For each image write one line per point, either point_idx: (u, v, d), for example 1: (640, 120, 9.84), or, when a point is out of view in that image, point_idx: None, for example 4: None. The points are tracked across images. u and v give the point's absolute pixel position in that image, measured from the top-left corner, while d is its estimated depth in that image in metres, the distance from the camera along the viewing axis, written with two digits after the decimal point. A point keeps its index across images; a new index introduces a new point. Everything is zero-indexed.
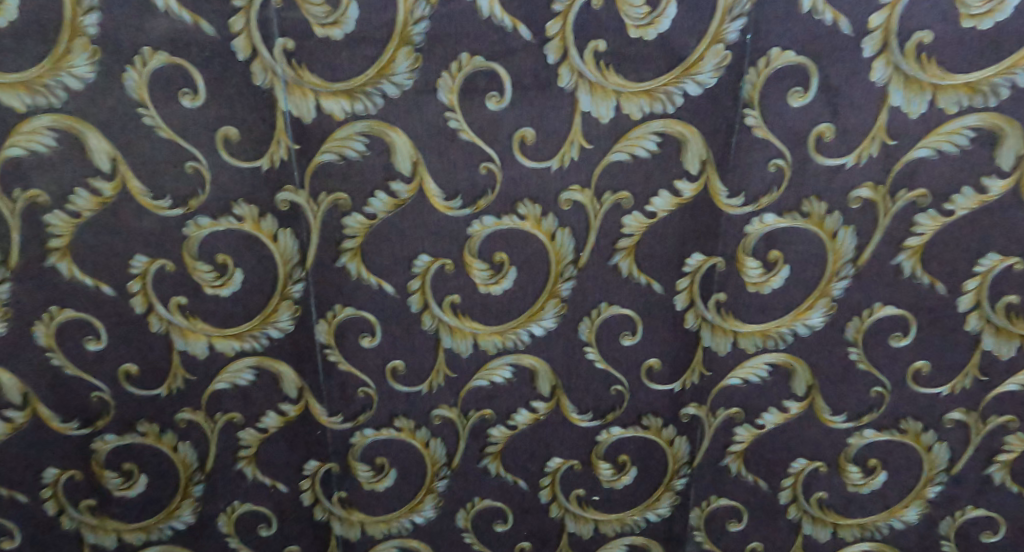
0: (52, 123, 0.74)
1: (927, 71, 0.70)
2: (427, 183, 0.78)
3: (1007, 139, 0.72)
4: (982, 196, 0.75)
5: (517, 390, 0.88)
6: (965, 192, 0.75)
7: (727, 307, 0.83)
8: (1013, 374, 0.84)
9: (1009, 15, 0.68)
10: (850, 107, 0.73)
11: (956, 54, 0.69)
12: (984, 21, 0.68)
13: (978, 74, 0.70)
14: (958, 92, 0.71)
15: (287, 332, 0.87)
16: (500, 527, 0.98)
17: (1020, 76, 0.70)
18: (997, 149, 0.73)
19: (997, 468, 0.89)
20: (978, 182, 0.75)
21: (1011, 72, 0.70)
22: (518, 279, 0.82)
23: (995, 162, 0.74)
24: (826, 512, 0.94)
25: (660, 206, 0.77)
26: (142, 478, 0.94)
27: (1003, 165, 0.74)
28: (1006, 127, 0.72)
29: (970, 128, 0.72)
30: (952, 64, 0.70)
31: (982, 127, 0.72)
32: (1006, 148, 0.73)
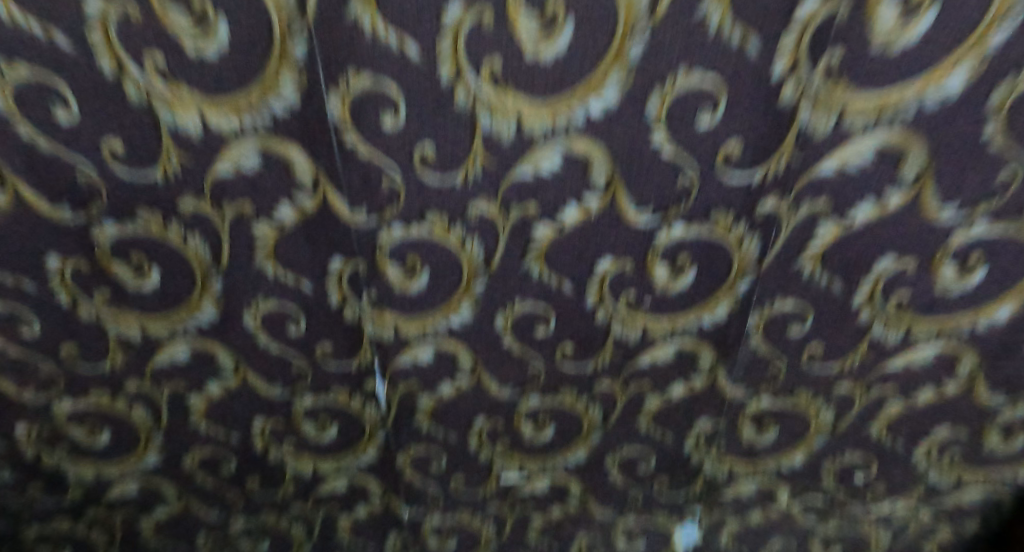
0: None
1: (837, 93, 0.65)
2: (333, 196, 0.76)
3: (912, 157, 0.68)
4: (881, 207, 0.73)
5: (440, 368, 0.95)
6: (865, 204, 0.73)
7: (636, 305, 0.86)
8: (896, 355, 0.87)
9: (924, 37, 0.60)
10: (761, 126, 0.68)
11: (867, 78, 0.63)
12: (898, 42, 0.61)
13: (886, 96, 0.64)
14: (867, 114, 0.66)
15: (213, 321, 0.89)
16: (436, 465, 1.11)
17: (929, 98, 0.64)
18: (901, 167, 0.69)
19: (875, 426, 0.96)
20: (880, 194, 0.72)
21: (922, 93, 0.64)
22: (431, 280, 0.84)
23: (897, 178, 0.70)
24: (723, 457, 1.05)
25: (569, 218, 0.77)
26: (105, 431, 1.03)
27: (905, 179, 0.70)
28: (912, 147, 0.68)
29: (875, 148, 0.68)
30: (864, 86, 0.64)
31: (889, 145, 0.68)
32: (910, 166, 0.69)
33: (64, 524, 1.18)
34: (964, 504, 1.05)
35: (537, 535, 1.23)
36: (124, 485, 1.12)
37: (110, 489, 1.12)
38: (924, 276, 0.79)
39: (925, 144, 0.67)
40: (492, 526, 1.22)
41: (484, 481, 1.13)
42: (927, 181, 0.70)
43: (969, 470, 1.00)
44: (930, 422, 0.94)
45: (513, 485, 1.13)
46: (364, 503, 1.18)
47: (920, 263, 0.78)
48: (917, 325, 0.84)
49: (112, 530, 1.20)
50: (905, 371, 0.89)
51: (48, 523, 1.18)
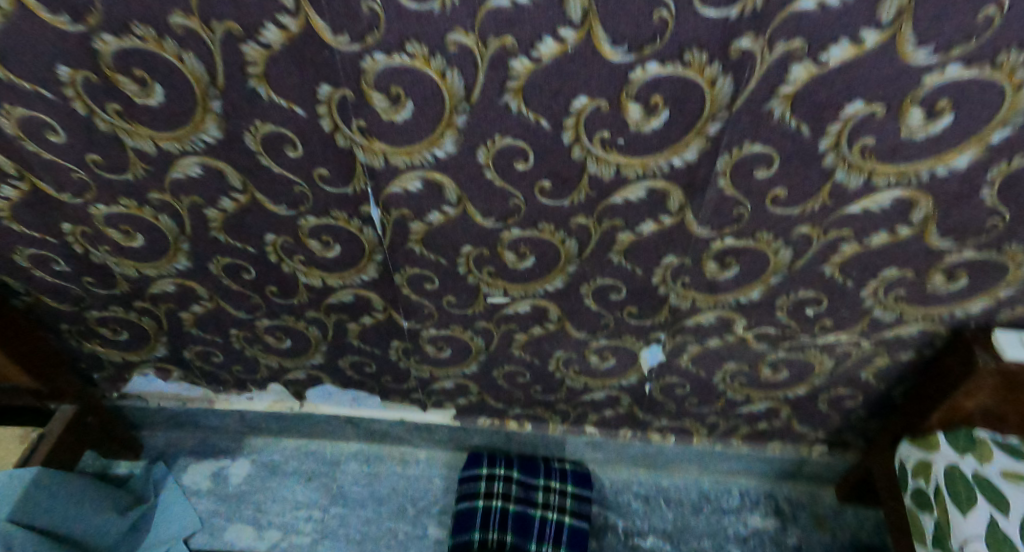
0: None
1: None
2: (315, 19, 0.79)
3: None
4: (857, 47, 0.74)
5: (429, 196, 1.03)
6: (841, 44, 0.74)
7: (610, 143, 0.90)
8: (858, 199, 0.91)
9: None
10: None
11: None
12: None
13: None
14: None
15: (217, 139, 0.96)
16: (430, 285, 1.24)
17: None
18: (880, 4, 0.69)
19: (829, 266, 1.03)
20: (856, 34, 0.73)
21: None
22: (415, 110, 0.88)
23: (876, 14, 0.70)
24: (688, 291, 1.15)
25: (545, 52, 0.79)
26: (138, 235, 1.15)
27: (883, 17, 0.71)
28: None
29: None
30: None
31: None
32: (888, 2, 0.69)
33: (119, 312, 1.35)
34: (902, 337, 1.14)
35: (520, 350, 1.40)
36: (162, 283, 1.27)
37: (152, 286, 1.28)
38: (891, 120, 0.80)
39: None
40: (481, 339, 1.38)
41: (471, 301, 1.27)
42: (904, 21, 0.71)
43: (911, 308, 1.07)
44: (879, 263, 1.00)
45: (499, 306, 1.27)
46: (369, 314, 1.34)
47: (889, 108, 0.79)
48: (879, 170, 0.86)
49: (159, 319, 1.37)
50: (863, 213, 0.93)
51: (105, 310, 1.35)
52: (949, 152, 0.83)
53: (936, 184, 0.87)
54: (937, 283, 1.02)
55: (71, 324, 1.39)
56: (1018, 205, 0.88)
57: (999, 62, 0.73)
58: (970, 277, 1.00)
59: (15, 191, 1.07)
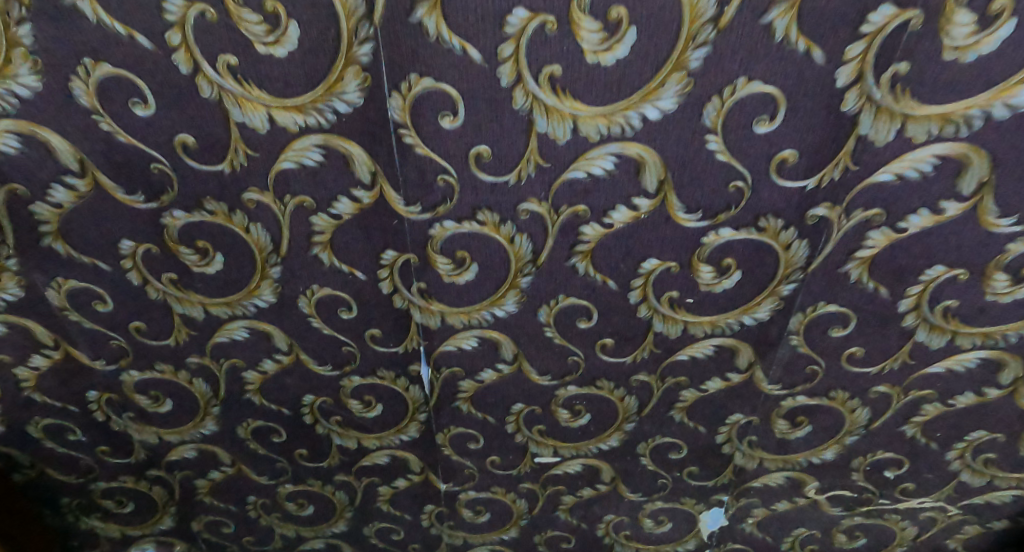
0: (15, 128, 0.72)
1: (900, 101, 0.63)
2: (388, 191, 0.78)
3: (972, 168, 0.66)
4: (937, 216, 0.71)
5: (482, 354, 0.99)
6: (920, 212, 0.71)
7: (678, 302, 0.87)
8: (940, 359, 0.87)
9: (997, 47, 0.58)
10: (810, 129, 0.67)
11: (934, 88, 0.61)
12: (968, 54, 0.59)
13: (954, 103, 0.62)
14: (929, 123, 0.64)
15: (271, 304, 0.93)
16: (473, 445, 1.16)
17: (997, 108, 0.62)
18: (961, 177, 0.67)
19: (909, 426, 0.97)
20: (935, 204, 0.70)
21: (989, 104, 0.62)
22: (479, 272, 0.87)
23: (955, 188, 0.68)
24: (755, 450, 1.08)
25: (617, 218, 0.79)
26: (168, 400, 1.10)
27: (964, 189, 0.68)
28: (975, 158, 0.66)
29: (936, 156, 0.66)
30: (929, 95, 0.62)
31: (949, 156, 0.66)
32: (969, 177, 0.67)
33: (127, 482, 1.28)
34: (994, 503, 1.07)
35: (566, 514, 1.29)
36: (183, 449, 1.21)
37: (170, 452, 1.21)
38: (974, 285, 0.77)
39: (989, 156, 0.65)
40: (524, 502, 1.28)
41: (517, 462, 1.19)
42: (985, 193, 0.68)
43: (1002, 473, 1.01)
44: (966, 424, 0.95)
45: (548, 466, 1.19)
46: (403, 477, 1.25)
47: (971, 272, 0.76)
48: (962, 331, 0.82)
49: (170, 488, 1.30)
50: (945, 373, 0.88)
51: (113, 481, 1.27)
52: None
53: None
54: None
55: (74, 496, 1.30)
56: None
57: None
58: None
59: (45, 359, 1.02)
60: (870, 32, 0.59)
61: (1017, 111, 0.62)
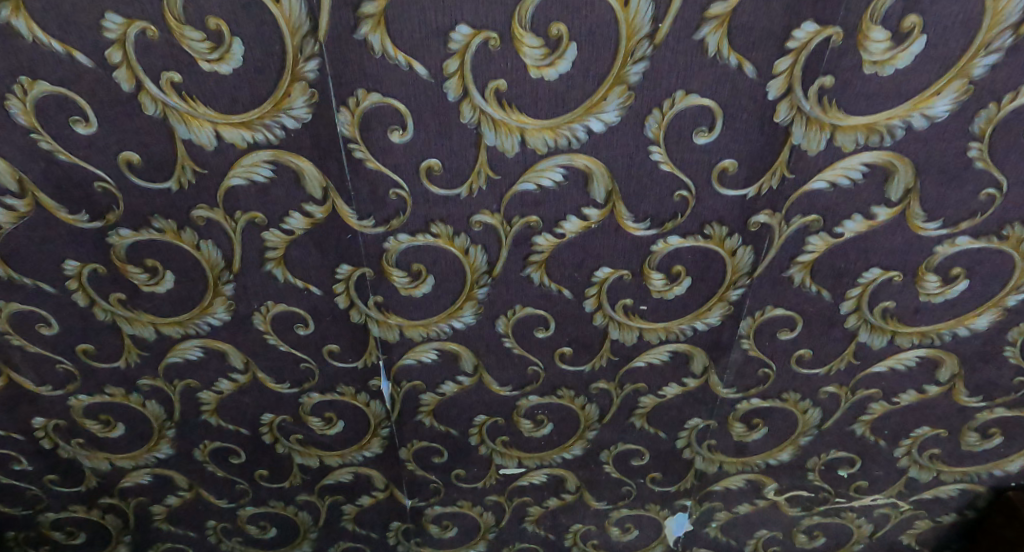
0: None
1: (828, 112, 0.66)
2: (340, 205, 0.79)
3: (898, 175, 0.70)
4: (870, 221, 0.74)
5: (442, 366, 0.99)
6: (854, 218, 0.74)
7: (632, 310, 0.89)
8: (883, 358, 0.90)
9: (912, 61, 0.61)
10: (747, 140, 0.70)
11: (858, 99, 0.64)
12: (886, 67, 0.62)
13: (877, 114, 0.65)
14: (856, 132, 0.67)
15: (224, 321, 0.93)
16: (438, 459, 1.16)
17: (916, 118, 0.65)
18: (888, 183, 0.71)
19: (858, 425, 1.00)
20: (867, 209, 0.73)
21: (909, 115, 0.65)
22: (435, 285, 0.88)
23: (884, 194, 0.72)
24: (715, 454, 1.10)
25: (569, 228, 0.80)
26: (120, 424, 1.08)
27: (892, 195, 0.72)
28: (900, 165, 0.69)
29: (865, 163, 0.69)
30: (855, 106, 0.65)
31: (876, 163, 0.69)
32: (896, 183, 0.70)
33: (79, 511, 1.25)
34: (942, 497, 1.10)
35: (533, 525, 1.29)
36: (137, 475, 1.19)
37: (123, 478, 1.19)
38: (908, 287, 0.80)
39: (912, 163, 0.69)
40: (491, 515, 1.27)
41: (482, 474, 1.19)
42: (912, 199, 0.72)
43: (947, 468, 1.04)
44: (911, 421, 0.98)
45: (513, 477, 1.19)
46: (368, 494, 1.24)
47: (905, 274, 0.79)
48: (900, 331, 0.86)
49: (125, 516, 1.27)
50: (888, 372, 0.91)
51: (63, 511, 1.25)
52: (969, 314, 0.82)
53: (959, 344, 0.86)
54: (970, 442, 0.99)
55: (23, 528, 1.28)
56: None
57: (1006, 234, 0.74)
58: (1003, 435, 0.98)
59: None
60: (796, 47, 0.62)
61: (934, 121, 0.65)
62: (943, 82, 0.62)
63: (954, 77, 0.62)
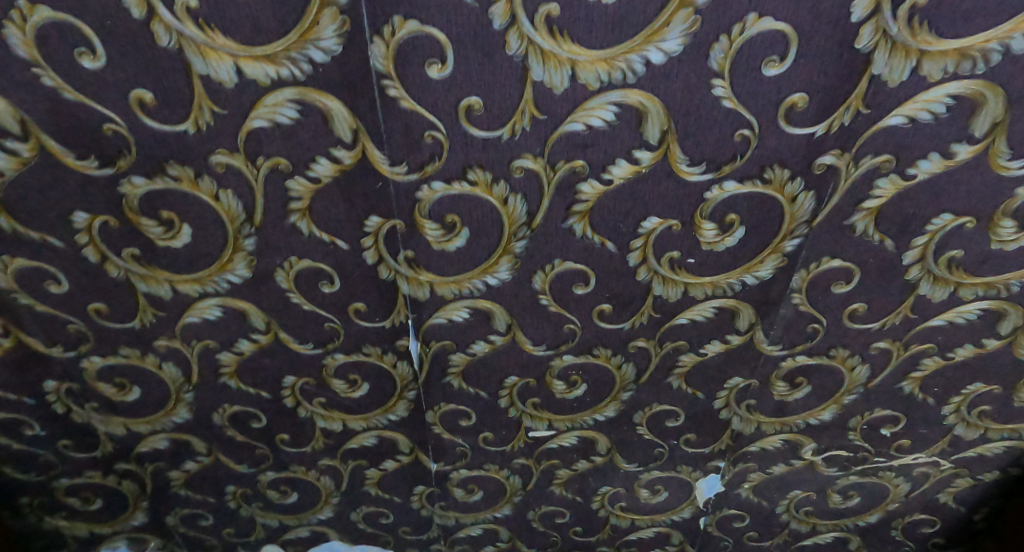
0: None
1: (916, 36, 0.60)
2: (372, 150, 0.73)
3: (985, 108, 0.64)
4: (947, 161, 0.69)
5: (473, 325, 0.95)
6: (930, 158, 0.69)
7: (679, 263, 0.84)
8: (943, 311, 0.85)
9: None
10: (821, 72, 0.64)
11: (951, 20, 0.58)
12: None
13: (971, 37, 0.59)
14: (945, 59, 0.61)
15: (245, 278, 0.87)
16: (465, 422, 1.12)
17: (1014, 40, 0.59)
18: (973, 117, 0.65)
19: (907, 383, 0.96)
20: (946, 148, 0.68)
21: (1007, 36, 0.59)
22: (470, 237, 0.82)
23: (967, 129, 0.66)
24: (754, 414, 1.06)
25: (617, 174, 0.74)
26: (136, 387, 1.05)
27: (975, 130, 0.66)
28: (988, 96, 0.63)
29: (950, 95, 0.63)
30: (946, 29, 0.59)
31: (963, 95, 0.63)
32: (982, 117, 0.65)
33: (95, 477, 1.23)
34: (985, 455, 1.07)
35: (561, 488, 1.26)
36: (153, 439, 1.16)
37: (140, 444, 1.16)
38: (980, 233, 0.75)
39: (1003, 93, 0.63)
40: (517, 479, 1.24)
41: (511, 437, 1.15)
42: (997, 134, 0.66)
43: (995, 425, 1.01)
44: (964, 378, 0.94)
45: (542, 439, 1.15)
46: (392, 458, 1.20)
47: (978, 219, 0.74)
48: (965, 282, 0.81)
49: (142, 482, 1.25)
50: (946, 325, 0.87)
51: (79, 477, 1.23)
52: None
53: None
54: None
55: (38, 494, 1.26)
56: None
57: None
58: None
59: None
60: None
61: None
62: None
63: None
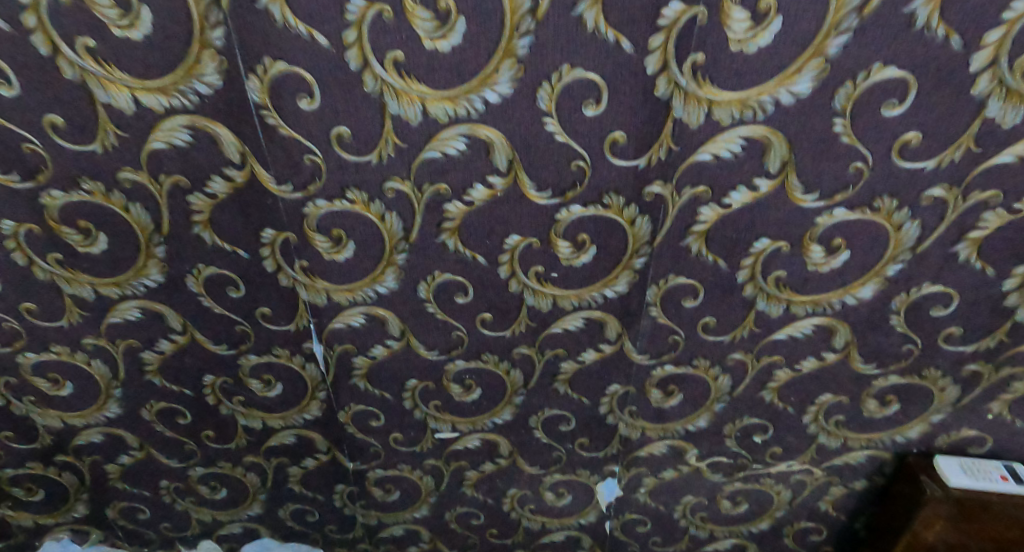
0: None
1: (702, 87, 0.70)
2: (259, 170, 0.83)
3: (773, 148, 0.74)
4: (753, 193, 0.79)
5: (370, 330, 1.04)
6: (739, 189, 0.79)
7: (545, 277, 0.94)
8: (782, 326, 0.95)
9: (772, 40, 0.66)
10: (633, 113, 0.74)
11: (727, 75, 0.69)
12: (749, 46, 0.67)
13: (747, 90, 0.70)
14: (731, 107, 0.71)
15: (160, 282, 0.97)
16: (375, 422, 1.21)
17: (783, 94, 0.69)
18: (766, 156, 0.75)
19: (766, 392, 1.05)
20: (750, 181, 0.78)
21: (776, 91, 0.69)
22: (356, 250, 0.92)
23: (764, 166, 0.76)
24: (637, 420, 1.15)
25: (476, 196, 0.85)
26: (67, 383, 1.13)
27: (770, 167, 0.76)
28: (774, 139, 0.73)
29: (743, 137, 0.74)
30: (726, 82, 0.70)
31: (753, 137, 0.74)
32: (772, 155, 0.75)
33: (36, 468, 1.31)
34: (851, 464, 1.16)
35: (472, 490, 1.35)
36: (88, 434, 1.24)
37: (76, 437, 1.25)
38: (796, 256, 0.85)
39: (785, 137, 0.73)
40: (430, 479, 1.33)
41: (419, 438, 1.24)
42: (789, 171, 0.76)
43: (853, 434, 1.10)
44: (814, 388, 1.03)
45: (448, 441, 1.24)
46: (311, 456, 1.29)
47: (792, 244, 0.84)
48: (794, 299, 0.90)
49: (80, 474, 1.33)
50: (788, 339, 0.96)
51: (22, 467, 1.31)
52: (854, 284, 0.87)
53: (849, 313, 0.91)
54: (871, 408, 1.05)
55: None
56: (928, 331, 0.92)
57: (877, 206, 0.78)
58: (901, 402, 1.03)
59: None
60: (666, 24, 0.67)
61: (799, 97, 0.69)
62: (801, 60, 0.67)
63: (811, 56, 0.66)
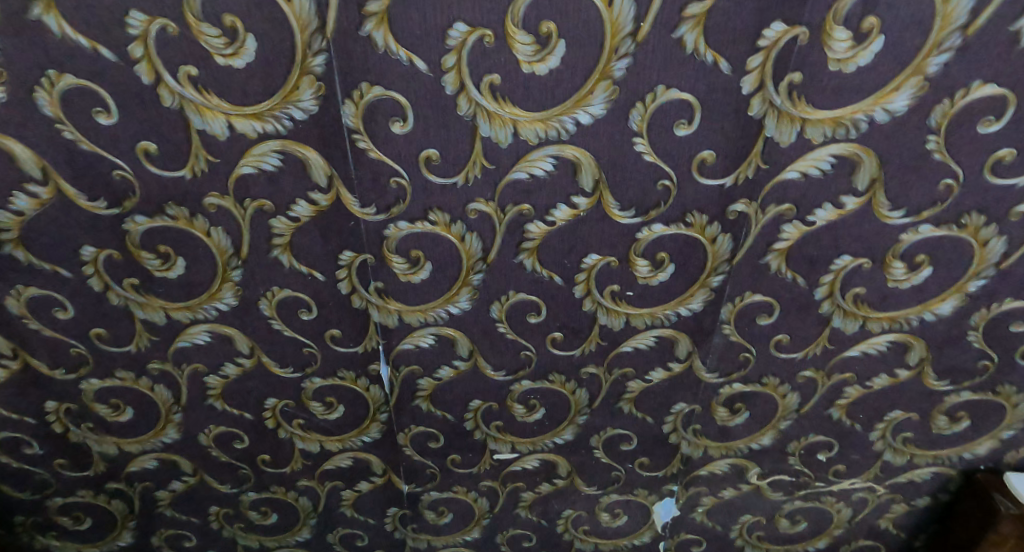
0: None
1: (797, 106, 0.72)
2: (345, 193, 0.83)
3: (863, 166, 0.75)
4: (839, 210, 0.80)
5: (439, 351, 1.04)
6: (825, 207, 0.80)
7: (619, 296, 0.94)
8: (857, 342, 0.95)
9: (872, 60, 0.67)
10: (724, 133, 0.75)
11: (823, 94, 0.70)
12: (848, 66, 0.68)
13: (842, 109, 0.71)
14: (824, 125, 0.72)
15: (232, 306, 0.97)
16: (434, 444, 1.21)
17: (878, 112, 0.71)
18: (854, 174, 0.76)
19: (835, 409, 1.05)
20: (836, 199, 0.79)
21: (871, 109, 0.71)
22: (433, 271, 0.92)
23: (852, 183, 0.77)
24: (701, 439, 1.15)
25: (559, 216, 0.85)
26: (128, 409, 1.13)
27: (858, 185, 0.77)
28: (864, 156, 0.74)
29: (833, 155, 0.75)
30: (821, 102, 0.71)
31: (843, 155, 0.75)
32: (861, 173, 0.76)
33: (86, 496, 1.30)
34: (916, 480, 1.15)
35: (526, 511, 1.33)
36: (142, 460, 1.23)
37: (130, 464, 1.24)
38: (877, 273, 0.85)
39: (876, 154, 0.74)
40: (485, 501, 1.32)
41: (477, 460, 1.23)
42: (876, 188, 0.77)
43: (920, 450, 1.10)
44: (884, 405, 1.03)
45: (506, 462, 1.23)
46: (366, 479, 1.28)
47: (874, 260, 0.84)
48: (871, 316, 0.91)
49: (130, 501, 1.31)
50: (862, 356, 0.96)
51: (72, 495, 1.30)
52: (934, 299, 0.87)
53: (926, 328, 0.91)
54: (940, 425, 1.05)
55: (32, 512, 1.32)
56: (1003, 346, 0.93)
57: (964, 222, 0.79)
58: (971, 418, 1.03)
59: (5, 369, 1.06)
60: (766, 46, 0.68)
61: (894, 115, 0.71)
62: (899, 79, 0.68)
63: (910, 74, 0.68)
